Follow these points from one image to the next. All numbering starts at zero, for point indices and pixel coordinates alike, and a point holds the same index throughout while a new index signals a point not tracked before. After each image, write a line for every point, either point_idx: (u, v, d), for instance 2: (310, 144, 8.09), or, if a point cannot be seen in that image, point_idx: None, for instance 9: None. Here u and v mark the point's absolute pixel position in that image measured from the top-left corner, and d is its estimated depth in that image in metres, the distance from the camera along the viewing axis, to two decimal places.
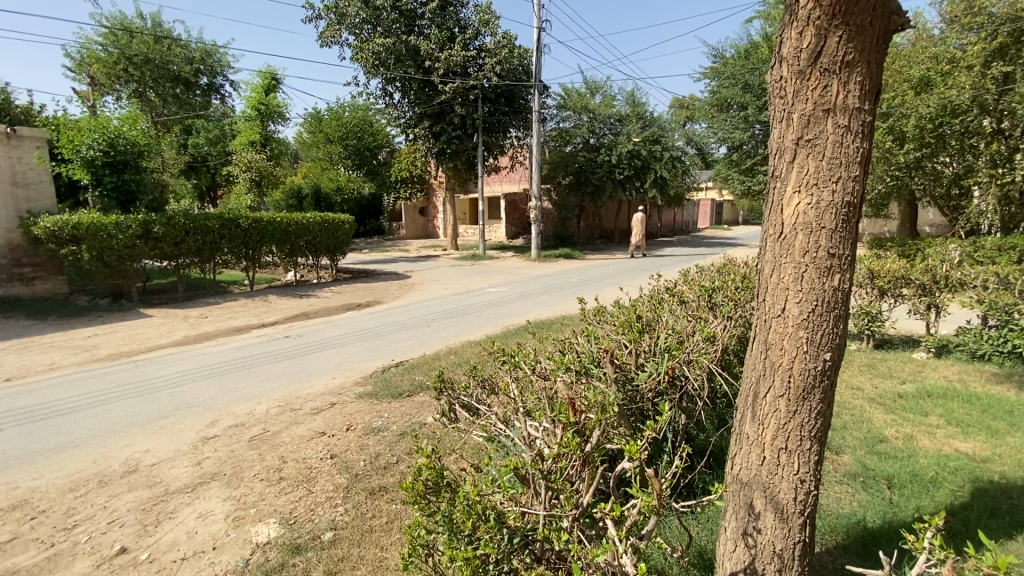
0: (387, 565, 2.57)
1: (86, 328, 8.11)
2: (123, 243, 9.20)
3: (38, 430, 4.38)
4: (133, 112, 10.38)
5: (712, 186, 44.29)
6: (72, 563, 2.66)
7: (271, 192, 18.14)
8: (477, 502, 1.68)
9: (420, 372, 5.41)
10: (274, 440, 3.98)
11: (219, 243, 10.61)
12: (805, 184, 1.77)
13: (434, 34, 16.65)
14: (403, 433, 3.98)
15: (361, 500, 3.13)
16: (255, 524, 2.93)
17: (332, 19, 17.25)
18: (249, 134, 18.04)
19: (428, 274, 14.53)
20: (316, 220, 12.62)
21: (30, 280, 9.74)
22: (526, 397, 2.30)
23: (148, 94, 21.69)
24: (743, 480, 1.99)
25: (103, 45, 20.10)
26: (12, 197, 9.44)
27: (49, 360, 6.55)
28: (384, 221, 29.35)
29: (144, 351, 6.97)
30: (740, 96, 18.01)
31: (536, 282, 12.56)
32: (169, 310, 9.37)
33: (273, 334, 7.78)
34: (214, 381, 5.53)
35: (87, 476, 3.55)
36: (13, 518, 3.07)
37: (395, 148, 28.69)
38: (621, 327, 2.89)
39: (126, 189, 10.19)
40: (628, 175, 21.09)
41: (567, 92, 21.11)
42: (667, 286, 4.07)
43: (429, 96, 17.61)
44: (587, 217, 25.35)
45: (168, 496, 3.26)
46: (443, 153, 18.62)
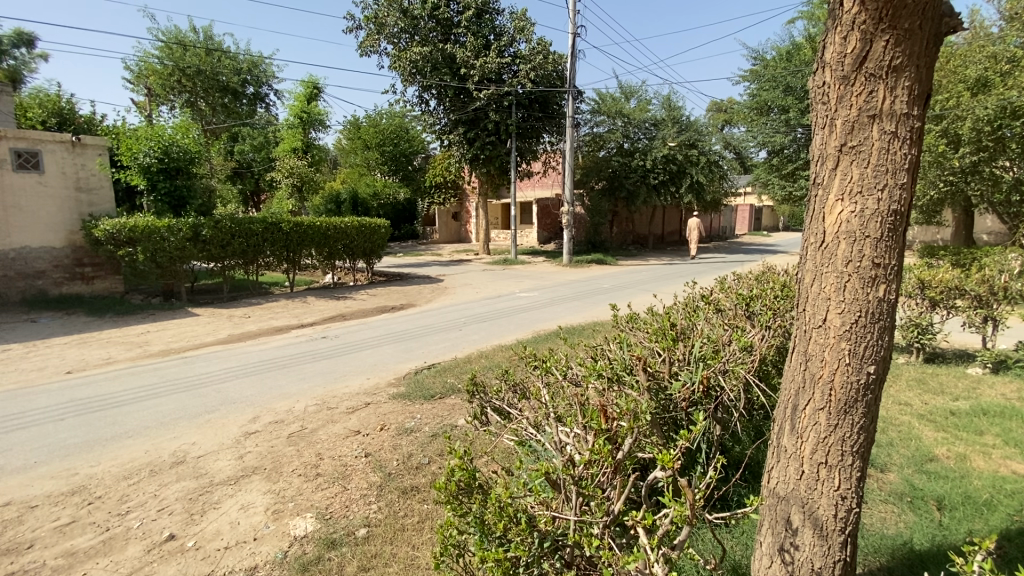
0: (419, 564, 2.61)
1: (140, 325, 8.58)
2: (174, 245, 9.69)
3: (96, 420, 4.68)
4: (185, 122, 10.92)
5: (751, 191, 43.06)
6: (126, 546, 2.83)
7: (311, 198, 18.84)
8: (508, 504, 1.70)
9: (453, 374, 5.49)
10: (311, 437, 4.12)
11: (262, 246, 11.03)
12: (849, 192, 1.73)
13: (470, 42, 16.87)
14: (435, 434, 4.05)
15: (394, 498, 3.20)
16: (293, 518, 3.04)
17: (371, 29, 17.58)
18: (292, 142, 18.72)
19: (461, 278, 14.70)
20: (354, 224, 12.92)
21: (91, 279, 10.41)
22: (557, 403, 2.30)
23: (199, 104, 22.89)
24: (781, 495, 1.94)
25: (159, 58, 21.32)
26: (75, 201, 10.11)
27: (106, 354, 6.96)
28: (418, 225, 29.52)
29: (191, 348, 7.32)
30: (782, 98, 17.49)
31: (568, 287, 12.52)
32: (215, 309, 9.82)
33: (311, 334, 8.03)
34: (256, 379, 5.75)
35: (140, 465, 3.76)
36: (73, 502, 3.28)
37: (430, 153, 29.15)
38: (655, 335, 2.86)
39: (178, 194, 10.73)
40: (663, 179, 20.75)
41: (602, 97, 20.94)
42: (702, 293, 3.99)
43: (464, 102, 17.89)
44: (620, 222, 25.10)
45: (213, 487, 3.41)
46: (477, 158, 18.85)
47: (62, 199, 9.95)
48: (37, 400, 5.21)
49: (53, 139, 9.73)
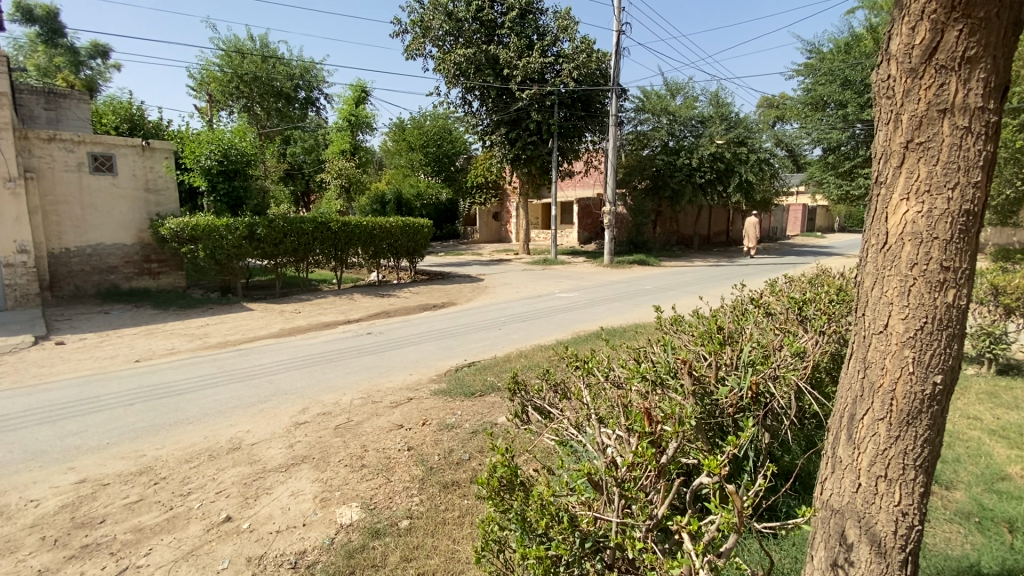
0: (460, 558, 2.65)
1: (199, 318, 9.10)
2: (232, 243, 10.22)
3: (160, 405, 5.01)
4: (243, 126, 11.50)
5: (804, 191, 41.30)
6: (188, 525, 3.02)
7: (358, 198, 19.47)
8: (550, 503, 1.72)
9: (493, 373, 5.54)
10: (357, 429, 4.26)
11: (312, 245, 11.47)
12: (915, 191, 1.64)
13: (513, 42, 16.95)
14: (476, 431, 4.11)
15: (435, 492, 3.27)
16: (340, 506, 3.16)
17: (417, 32, 17.93)
18: (341, 144, 19.40)
19: (501, 278, 14.77)
20: (398, 224, 13.21)
21: (157, 274, 11.12)
22: (598, 404, 2.28)
23: (255, 109, 24.07)
24: (835, 507, 1.86)
25: (220, 66, 22.61)
26: (144, 202, 10.83)
27: (169, 345, 7.43)
28: (460, 225, 29.91)
29: (246, 341, 7.71)
30: (839, 93, 16.61)
31: (609, 288, 12.37)
32: (267, 304, 10.30)
33: (357, 330, 8.29)
34: (304, 372, 6.00)
35: (200, 450, 4.00)
36: (141, 481, 3.53)
37: (472, 154, 29.47)
38: (701, 338, 2.79)
39: (235, 194, 11.30)
40: (710, 178, 20.18)
41: (647, 95, 20.56)
42: (752, 296, 3.86)
43: (506, 103, 18.00)
44: (664, 222, 24.60)
45: (266, 473, 3.59)
46: (518, 158, 18.93)
47: (132, 199, 10.68)
48: (109, 386, 5.62)
49: (126, 144, 10.47)
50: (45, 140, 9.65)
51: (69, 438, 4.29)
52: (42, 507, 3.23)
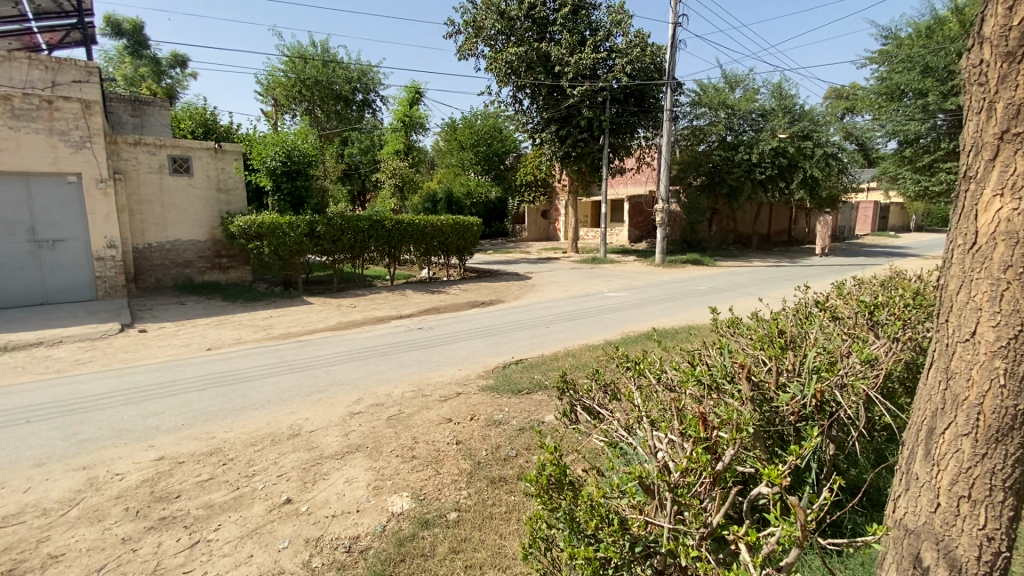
0: (506, 554, 2.67)
1: (264, 310, 9.64)
2: (294, 240, 10.76)
3: (228, 392, 5.34)
4: (305, 128, 12.09)
5: (876, 187, 38.62)
6: (252, 504, 3.21)
7: (411, 196, 19.96)
8: (600, 504, 1.70)
9: (540, 371, 5.55)
10: (408, 421, 4.38)
11: (368, 242, 11.88)
12: (1011, 186, 1.49)
13: (565, 39, 16.81)
14: (523, 428, 4.12)
15: (483, 486, 3.31)
16: (391, 495, 3.26)
17: (470, 33, 18.12)
18: (395, 144, 20.01)
19: (549, 276, 14.72)
20: (449, 221, 13.42)
21: (226, 268, 11.87)
22: (650, 407, 2.22)
23: (315, 111, 25.10)
24: (908, 527, 1.73)
25: (284, 71, 23.84)
26: (216, 201, 11.59)
27: (237, 335, 7.93)
28: (508, 224, 30.12)
29: (306, 333, 8.10)
30: (918, 81, 15.38)
31: (662, 288, 12.05)
32: (326, 299, 10.78)
33: (409, 325, 8.51)
34: (358, 364, 6.24)
35: (263, 435, 4.24)
36: (212, 461, 3.79)
37: (521, 152, 29.54)
38: (760, 342, 2.67)
39: (298, 194, 11.89)
40: (770, 174, 19.27)
41: (704, 88, 19.83)
42: (816, 300, 3.65)
43: (557, 100, 17.92)
44: (719, 220, 23.71)
45: (323, 459, 3.76)
46: (568, 156, 18.79)
47: (206, 198, 11.46)
48: (183, 372, 6.06)
49: (200, 147, 11.22)
50: (132, 144, 10.53)
51: (149, 419, 4.66)
52: (127, 481, 3.54)
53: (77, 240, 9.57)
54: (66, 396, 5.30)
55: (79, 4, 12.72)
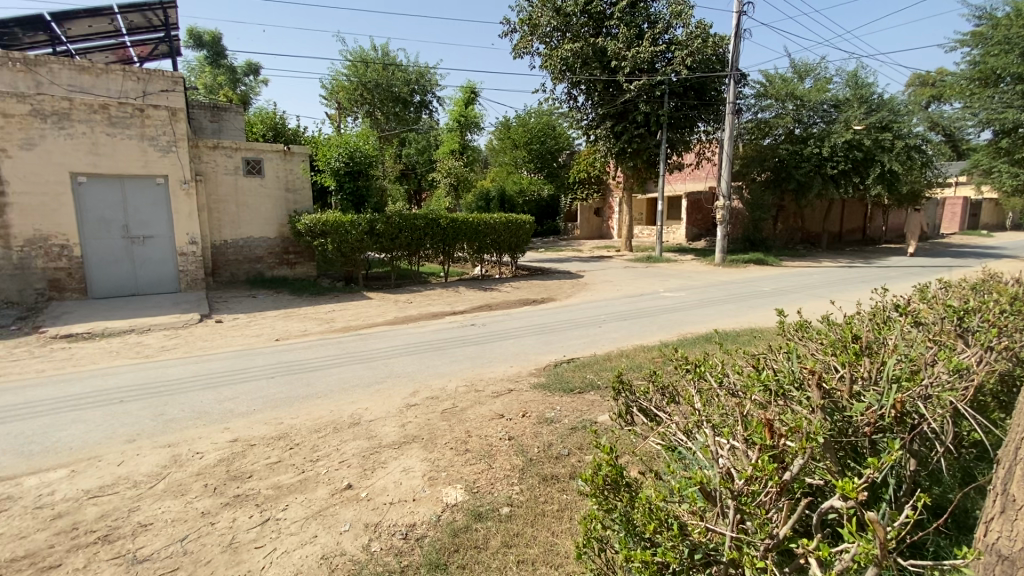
0: (559, 552, 2.67)
1: (327, 304, 10.12)
2: (355, 238, 11.23)
3: (293, 380, 5.66)
4: (366, 130, 12.57)
5: (966, 181, 35.26)
6: (316, 487, 3.40)
7: (465, 195, 20.28)
8: (659, 508, 1.67)
9: (593, 370, 5.49)
10: (462, 415, 4.48)
11: (424, 240, 12.20)
12: None
13: (623, 33, 16.47)
14: (576, 427, 4.10)
15: (536, 483, 3.33)
16: (446, 486, 3.35)
17: (526, 31, 18.12)
18: (451, 144, 20.42)
19: (602, 275, 14.53)
20: (502, 219, 13.50)
21: (293, 264, 12.56)
22: (711, 410, 2.14)
23: (376, 113, 26.01)
24: (1004, 554, 1.58)
25: (347, 76, 24.89)
26: (285, 201, 12.29)
27: (302, 327, 8.38)
28: (560, 221, 30.00)
29: (365, 326, 8.43)
30: (1017, 64, 13.91)
31: (722, 289, 11.59)
32: (384, 294, 11.17)
33: (462, 321, 8.67)
34: (415, 357, 6.42)
35: (327, 422, 4.47)
36: (281, 445, 4.04)
37: (575, 150, 29.29)
38: (832, 347, 2.52)
39: (359, 193, 12.38)
40: (844, 169, 18.05)
41: (770, 79, 18.83)
42: (895, 303, 3.39)
43: (613, 95, 17.62)
44: (785, 217, 22.49)
45: (381, 448, 3.91)
46: (623, 152, 18.44)
47: (276, 198, 12.18)
48: (255, 360, 6.49)
49: (271, 149, 11.93)
50: (212, 148, 11.37)
51: (225, 403, 5.02)
52: (207, 459, 3.84)
53: (162, 237, 10.41)
54: (154, 379, 5.81)
55: (167, 19, 13.82)
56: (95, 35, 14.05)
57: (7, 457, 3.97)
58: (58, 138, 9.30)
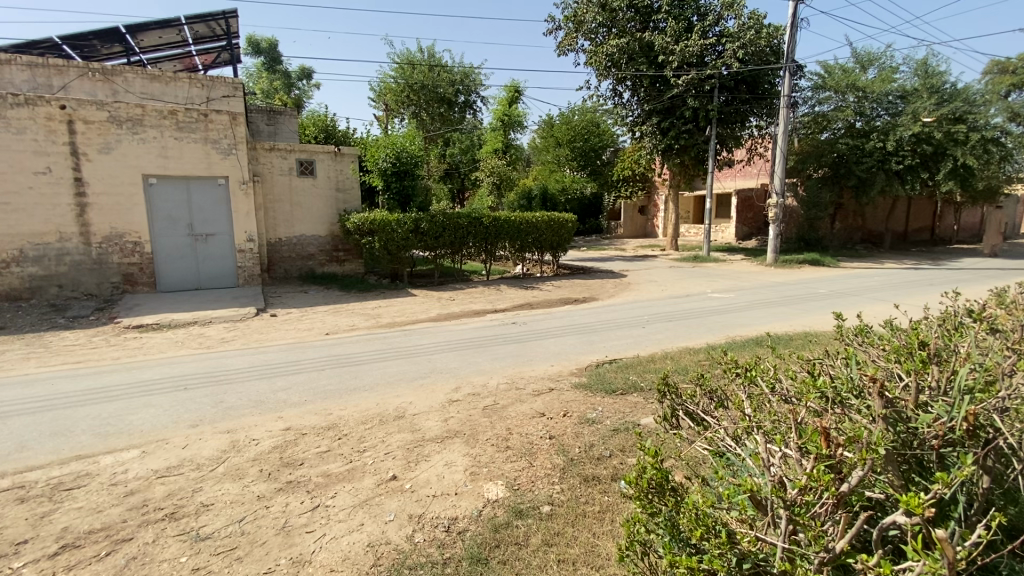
0: (600, 554, 2.65)
1: (373, 300, 10.43)
2: (401, 236, 11.51)
3: (342, 373, 5.89)
4: (412, 130, 12.85)
5: None
6: (363, 477, 3.52)
7: (507, 193, 20.37)
8: (706, 514, 1.64)
9: (636, 372, 5.40)
10: (503, 412, 4.51)
11: (467, 238, 12.35)
12: None
13: (671, 27, 16.06)
14: (618, 429, 4.05)
15: (576, 484, 3.32)
16: (487, 482, 3.39)
17: (570, 28, 17.96)
18: (495, 143, 20.58)
19: (646, 275, 14.24)
20: (544, 217, 13.44)
21: (342, 261, 13.02)
22: (763, 416, 2.07)
23: (421, 114, 26.51)
24: None
25: (395, 78, 25.49)
26: (335, 200, 12.75)
27: (350, 322, 8.67)
28: (603, 220, 29.65)
29: (409, 322, 8.63)
30: None
31: (773, 291, 11.13)
32: (427, 291, 11.40)
33: (504, 319, 8.72)
34: (457, 354, 6.52)
35: (373, 414, 4.62)
36: (330, 435, 4.20)
37: (619, 147, 28.82)
38: (895, 354, 2.38)
39: (405, 192, 12.66)
40: (910, 164, 16.92)
41: (829, 70, 17.88)
42: (968, 309, 3.16)
43: (660, 91, 17.22)
44: (843, 216, 21.33)
45: (424, 442, 3.99)
46: (670, 149, 18.03)
47: (327, 197, 12.66)
48: (306, 353, 6.77)
49: (323, 150, 12.39)
50: (269, 150, 11.94)
51: (279, 393, 5.28)
52: (262, 445, 4.05)
53: (223, 234, 11.02)
54: (215, 368, 6.17)
55: (228, 27, 14.59)
56: (165, 45, 15.02)
57: (86, 436, 4.32)
58: (132, 142, 10.01)
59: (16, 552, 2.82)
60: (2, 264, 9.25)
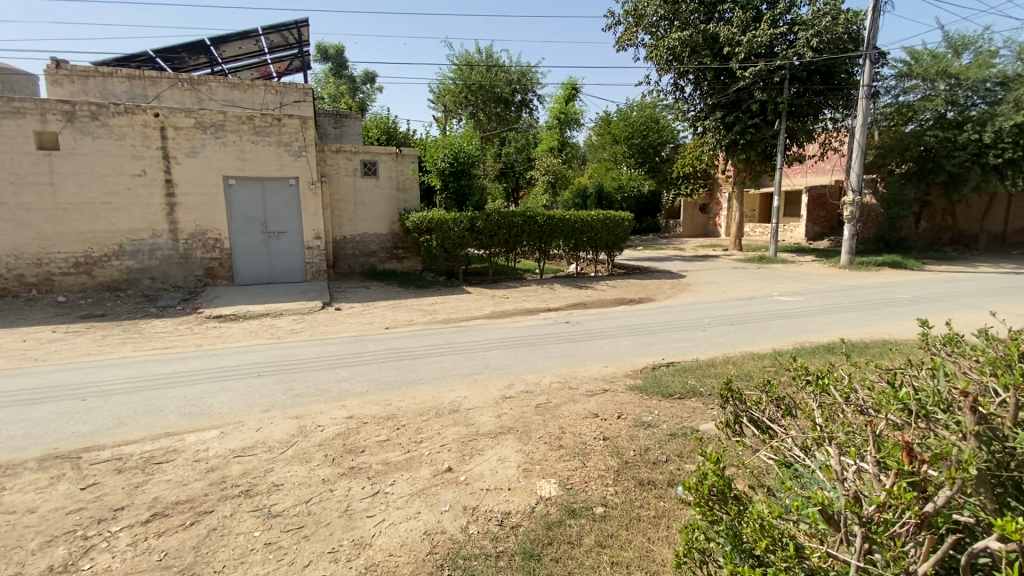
0: (655, 559, 2.60)
1: (430, 297, 10.70)
2: (457, 234, 11.75)
3: (400, 366, 6.10)
4: (470, 131, 13.07)
5: None
6: (420, 467, 3.64)
7: (562, 192, 20.26)
8: (772, 525, 1.58)
9: (694, 376, 5.24)
10: (556, 411, 4.51)
11: (521, 237, 12.42)
12: None
13: (737, 17, 15.36)
14: (675, 434, 3.95)
15: (631, 487, 3.27)
16: (540, 480, 3.40)
17: (631, 22, 17.53)
18: (551, 142, 20.52)
19: (706, 276, 13.73)
20: (600, 216, 13.25)
21: (401, 258, 13.47)
22: (835, 427, 1.95)
23: (479, 114, 26.86)
24: None
25: (454, 79, 25.97)
26: (396, 199, 13.19)
27: (408, 317, 8.96)
28: (661, 219, 28.88)
29: (464, 319, 8.80)
30: None
31: (847, 295, 10.39)
32: (482, 289, 11.57)
33: (557, 318, 8.70)
34: (510, 351, 6.58)
35: (430, 407, 4.76)
36: (389, 425, 4.37)
37: (680, 143, 27.94)
38: (991, 365, 2.16)
39: (462, 192, 12.89)
40: (1012, 157, 15.27)
41: (916, 56, 16.46)
42: None
43: (725, 84, 16.52)
44: (930, 215, 19.59)
45: (478, 436, 4.07)
46: (735, 144, 17.27)
47: (388, 197, 13.13)
48: (367, 346, 7.07)
49: (385, 152, 12.86)
50: (336, 152, 12.54)
51: (342, 383, 5.55)
52: (327, 431, 4.28)
53: (293, 232, 11.69)
54: (284, 358, 6.57)
55: (300, 36, 15.43)
56: (244, 55, 16.11)
57: (174, 416, 4.73)
58: (215, 146, 10.83)
59: (115, 517, 3.13)
60: (104, 257, 10.29)
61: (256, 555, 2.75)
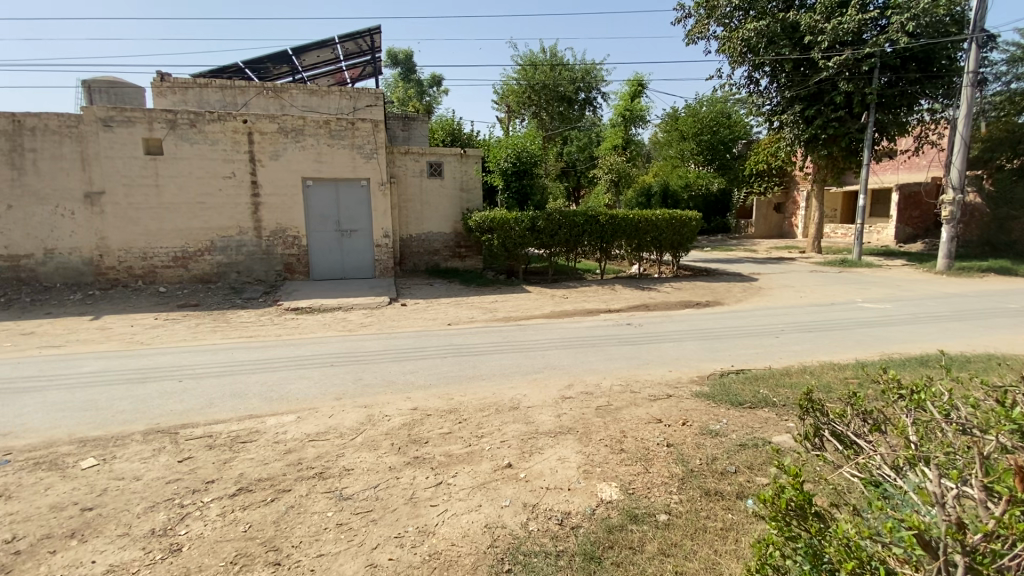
0: (722, 573, 2.50)
1: (490, 295, 10.86)
2: (518, 234, 11.84)
3: (462, 362, 6.23)
4: (533, 130, 13.12)
5: None
6: (481, 461, 3.72)
7: (626, 191, 19.86)
8: (860, 546, 1.48)
9: (766, 385, 4.97)
10: (617, 414, 4.44)
11: (583, 236, 12.32)
12: None
13: (821, 3, 14.36)
14: (745, 444, 3.78)
15: (697, 496, 3.16)
16: (601, 482, 3.37)
17: (702, 14, 16.88)
18: (614, 140, 20.19)
19: (780, 279, 12.97)
20: (665, 216, 12.87)
21: (463, 257, 13.77)
22: (933, 447, 1.79)
23: (541, 114, 26.88)
24: None
25: (518, 79, 26.15)
26: (459, 199, 13.50)
27: (469, 314, 9.14)
28: (731, 218, 27.59)
29: (524, 318, 8.85)
30: None
31: (945, 303, 9.43)
32: (542, 288, 11.58)
33: (619, 320, 8.55)
34: (570, 351, 6.55)
35: (490, 403, 4.84)
36: (452, 418, 4.49)
37: (753, 138, 26.63)
38: None
39: (523, 191, 12.96)
40: None
41: None
42: None
43: (805, 75, 15.58)
44: None
45: (538, 435, 4.09)
46: (815, 139, 16.17)
47: (452, 197, 13.46)
48: (430, 341, 7.29)
49: (450, 153, 13.19)
50: (403, 154, 13.01)
51: (407, 376, 5.76)
52: (393, 421, 4.46)
53: (364, 231, 12.27)
54: (354, 349, 6.93)
55: (372, 43, 16.14)
56: (321, 63, 17.08)
57: (257, 400, 5.13)
58: (295, 149, 11.57)
59: (207, 488, 3.45)
60: (199, 252, 11.30)
61: (329, 534, 2.93)
